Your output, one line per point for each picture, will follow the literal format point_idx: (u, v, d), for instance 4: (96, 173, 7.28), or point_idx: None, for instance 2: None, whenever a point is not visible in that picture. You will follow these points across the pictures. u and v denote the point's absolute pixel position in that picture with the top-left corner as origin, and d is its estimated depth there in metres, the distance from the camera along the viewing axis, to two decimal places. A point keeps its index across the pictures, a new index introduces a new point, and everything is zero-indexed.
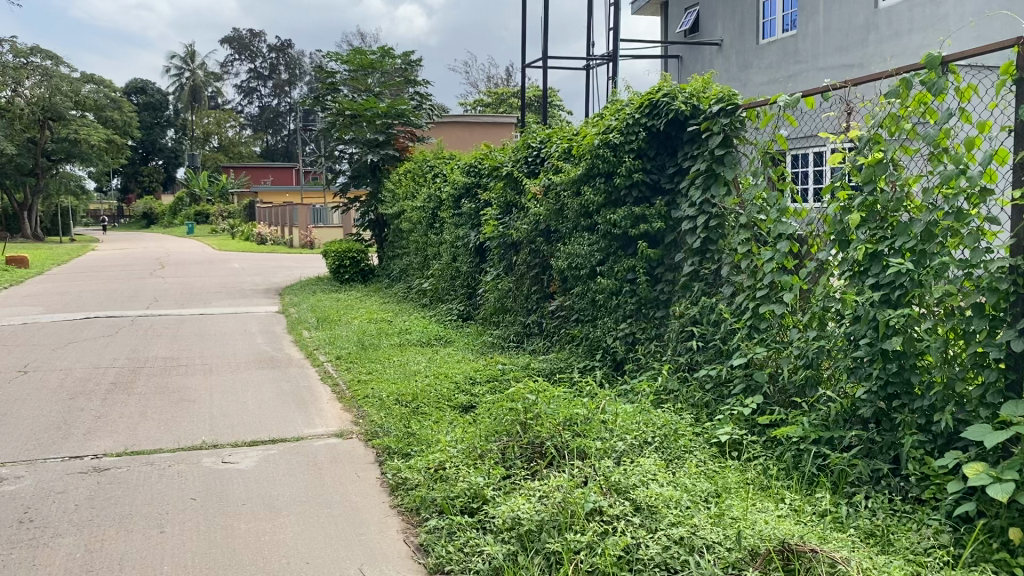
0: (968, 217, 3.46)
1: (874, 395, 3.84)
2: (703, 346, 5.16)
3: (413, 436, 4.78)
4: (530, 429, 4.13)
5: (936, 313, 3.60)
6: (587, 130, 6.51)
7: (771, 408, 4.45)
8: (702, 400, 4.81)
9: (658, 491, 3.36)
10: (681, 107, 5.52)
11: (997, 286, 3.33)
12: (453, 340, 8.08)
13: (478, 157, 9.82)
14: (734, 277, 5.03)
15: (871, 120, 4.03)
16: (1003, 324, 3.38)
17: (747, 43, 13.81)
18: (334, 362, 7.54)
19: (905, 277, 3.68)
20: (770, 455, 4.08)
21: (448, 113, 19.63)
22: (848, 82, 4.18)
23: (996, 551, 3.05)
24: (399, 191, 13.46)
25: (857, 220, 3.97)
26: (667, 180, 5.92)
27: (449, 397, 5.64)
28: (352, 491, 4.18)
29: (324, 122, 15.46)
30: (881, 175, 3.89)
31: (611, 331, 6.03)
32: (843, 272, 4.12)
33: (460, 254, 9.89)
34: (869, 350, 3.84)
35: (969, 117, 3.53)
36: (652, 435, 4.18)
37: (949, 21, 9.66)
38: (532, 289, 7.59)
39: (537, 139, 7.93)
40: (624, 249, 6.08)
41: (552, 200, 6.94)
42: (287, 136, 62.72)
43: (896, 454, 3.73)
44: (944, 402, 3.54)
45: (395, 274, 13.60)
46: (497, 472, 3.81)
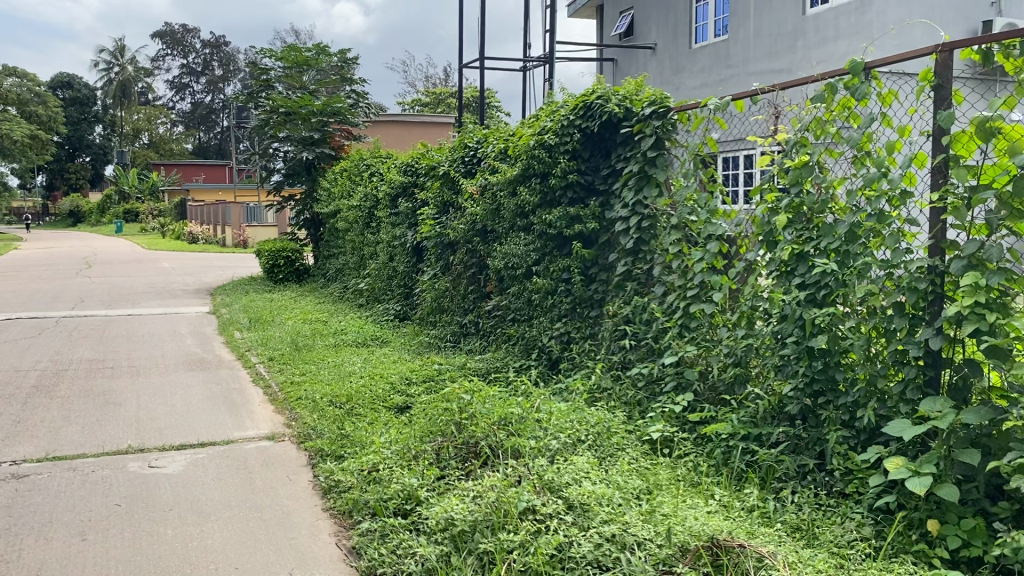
0: (889, 218, 3.57)
1: (800, 392, 3.94)
2: (636, 345, 5.21)
3: (346, 438, 4.73)
4: (464, 429, 4.12)
5: (859, 312, 3.71)
6: (523, 130, 6.53)
7: (702, 406, 4.52)
8: (635, 398, 4.86)
9: (591, 488, 3.38)
10: (615, 109, 5.57)
11: (916, 286, 3.44)
12: (388, 341, 8.02)
13: (414, 156, 9.78)
14: (666, 276, 5.10)
15: (797, 123, 4.14)
16: (922, 323, 3.48)
17: (680, 47, 14.02)
18: (266, 364, 7.42)
19: (830, 277, 3.80)
20: (701, 451, 4.15)
21: (385, 112, 19.50)
22: (775, 86, 4.28)
23: (915, 542, 3.15)
24: (334, 190, 13.32)
25: (784, 221, 4.07)
26: (601, 182, 5.98)
27: (384, 398, 5.59)
28: (283, 495, 4.12)
29: (258, 119, 15.21)
30: (807, 178, 4.00)
31: (547, 331, 6.05)
32: (770, 271, 4.23)
33: (397, 254, 9.83)
34: (796, 348, 3.94)
35: (890, 122, 3.65)
36: (585, 433, 4.21)
37: (872, 29, 9.96)
38: (469, 288, 7.58)
39: (473, 139, 7.92)
40: (559, 249, 6.12)
41: (488, 199, 6.94)
42: (220, 134, 61.49)
43: (821, 449, 3.83)
44: (867, 398, 3.65)
45: (330, 274, 13.44)
46: (431, 473, 3.79)
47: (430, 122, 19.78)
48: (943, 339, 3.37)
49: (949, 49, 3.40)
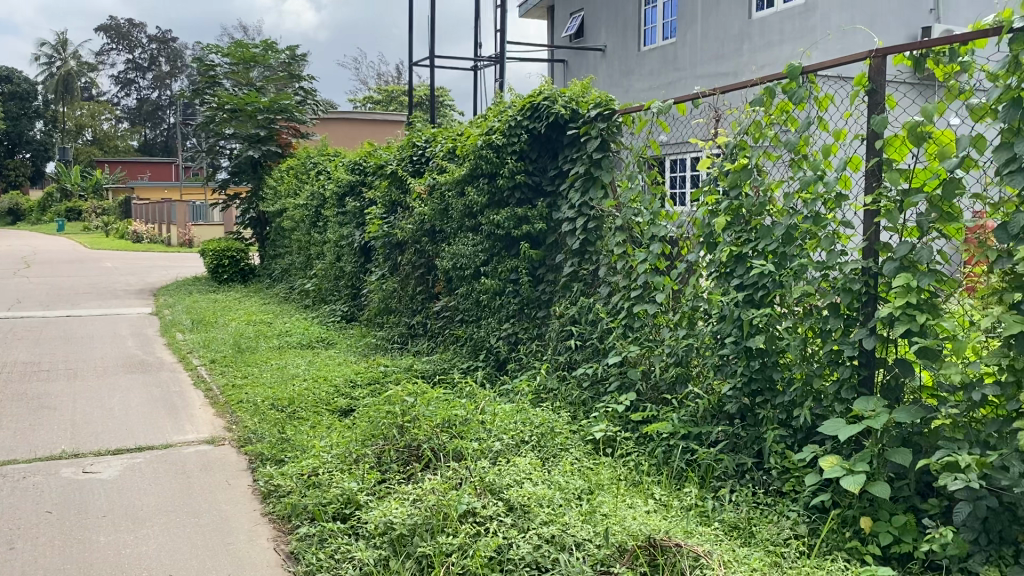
0: (824, 221, 3.64)
1: (739, 391, 3.99)
2: (581, 345, 5.23)
3: (288, 441, 4.66)
4: (407, 432, 4.09)
5: (796, 312, 3.78)
6: (471, 131, 6.51)
7: (644, 405, 4.54)
8: (580, 398, 4.87)
9: (532, 490, 3.38)
10: (561, 111, 5.58)
11: (850, 287, 3.51)
12: (335, 342, 7.93)
13: (362, 155, 9.70)
14: (610, 277, 5.13)
15: (737, 127, 4.20)
16: (856, 324, 3.55)
17: (629, 49, 14.13)
18: (209, 366, 7.28)
19: (767, 278, 3.86)
20: (643, 451, 4.17)
21: (334, 110, 19.32)
22: (716, 90, 4.34)
23: (848, 539, 3.21)
24: (281, 189, 13.15)
25: (723, 223, 4.13)
26: (548, 183, 5.99)
27: (328, 400, 5.53)
28: (222, 500, 4.04)
29: (203, 116, 14.95)
30: (745, 181, 4.06)
31: (494, 332, 6.04)
32: (710, 273, 4.28)
33: (344, 253, 9.73)
34: (734, 348, 4.00)
35: (826, 126, 3.72)
36: (529, 434, 4.20)
37: (816, 33, 10.13)
38: (416, 289, 7.53)
39: (421, 139, 7.87)
40: (506, 250, 6.11)
41: (435, 200, 6.91)
42: (166, 131, 60.34)
43: (759, 448, 3.88)
44: (803, 397, 3.71)
45: (277, 273, 13.27)
46: (372, 476, 3.75)
47: (380, 120, 19.65)
48: (876, 339, 3.44)
49: (883, 55, 3.46)
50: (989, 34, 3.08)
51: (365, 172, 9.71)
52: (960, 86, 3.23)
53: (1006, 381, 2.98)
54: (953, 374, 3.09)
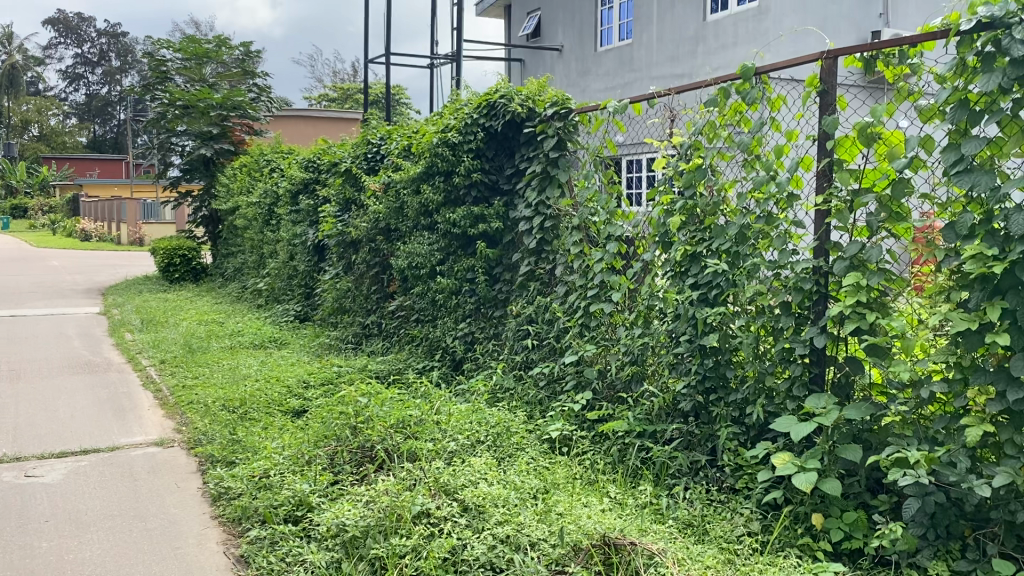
0: (777, 220, 3.67)
1: (693, 389, 4.01)
2: (538, 345, 5.21)
3: (239, 443, 4.58)
4: (361, 433, 4.04)
5: (749, 311, 3.81)
6: (426, 129, 6.47)
7: (599, 404, 4.54)
8: (536, 398, 4.86)
9: (486, 490, 3.35)
10: (517, 109, 5.56)
11: (801, 285, 3.55)
12: (288, 342, 7.82)
13: (317, 153, 9.60)
14: (567, 276, 5.12)
15: (692, 127, 4.23)
16: (808, 322, 3.59)
17: (586, 49, 14.18)
18: (158, 367, 7.13)
19: (721, 277, 3.90)
20: (598, 450, 4.16)
21: (289, 107, 19.11)
22: (670, 90, 4.36)
23: (800, 536, 3.24)
24: (234, 187, 12.95)
25: (678, 222, 4.16)
26: (505, 181, 5.97)
27: (280, 402, 5.44)
28: (170, 503, 3.95)
29: (154, 112, 14.67)
30: (700, 181, 4.08)
31: (450, 331, 6.00)
32: (665, 272, 4.30)
33: (297, 252, 9.62)
34: (688, 346, 4.03)
35: (778, 126, 3.75)
36: (484, 434, 4.18)
37: (768, 36, 10.26)
38: (372, 288, 7.46)
39: (376, 137, 7.81)
40: (463, 249, 6.08)
41: (391, 198, 6.85)
42: (115, 127, 59.12)
43: (713, 446, 3.90)
44: (756, 395, 3.74)
45: (229, 272, 13.06)
46: (324, 478, 3.69)
47: (335, 118, 19.48)
48: (826, 337, 3.47)
49: (834, 56, 3.50)
50: (937, 37, 3.13)
51: (320, 170, 9.61)
52: (909, 88, 3.28)
53: (953, 378, 3.03)
54: (902, 371, 3.13)
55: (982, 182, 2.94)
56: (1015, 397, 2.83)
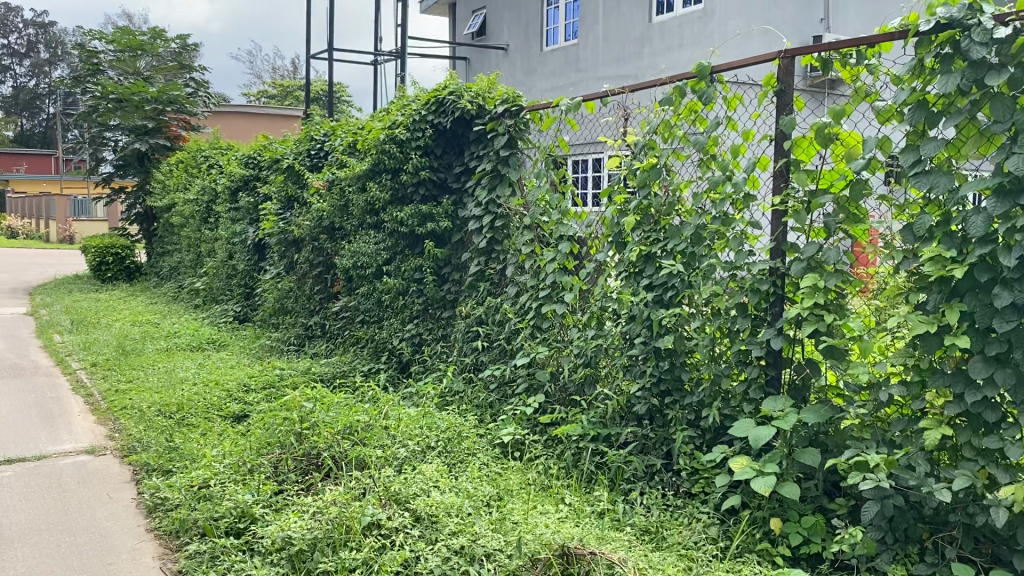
0: (733, 221, 3.64)
1: (648, 392, 3.95)
2: (488, 346, 5.11)
3: (176, 450, 4.37)
4: (306, 440, 3.88)
5: (704, 313, 3.76)
6: (372, 125, 6.32)
7: (552, 408, 4.45)
8: (486, 401, 4.74)
9: (439, 498, 3.23)
10: (467, 106, 5.44)
11: (758, 287, 3.50)
12: (227, 344, 7.57)
13: (257, 149, 9.36)
14: (518, 277, 5.03)
15: (646, 126, 4.18)
16: (764, 323, 3.55)
17: (532, 49, 14.12)
18: (88, 371, 6.82)
19: (676, 278, 3.84)
20: (551, 454, 4.07)
21: (227, 102, 18.66)
22: (624, 88, 4.30)
23: (759, 541, 3.19)
24: (169, 183, 12.57)
25: (632, 222, 4.10)
26: (454, 180, 5.85)
27: (220, 406, 5.23)
28: (101, 516, 3.73)
29: (85, 105, 14.16)
30: (654, 180, 4.03)
31: (397, 333, 5.85)
32: (619, 272, 4.23)
33: (237, 251, 9.34)
34: (643, 349, 3.96)
35: (734, 126, 3.71)
36: (435, 439, 4.06)
37: (714, 39, 10.32)
38: (315, 289, 7.26)
39: (319, 133, 7.62)
40: (411, 248, 5.94)
41: (335, 195, 6.67)
42: (44, 121, 57.18)
43: (668, 449, 3.85)
44: (712, 398, 3.69)
45: (165, 271, 12.66)
46: (268, 487, 3.53)
47: (275, 115, 19.07)
48: (783, 339, 3.44)
49: (791, 56, 3.46)
50: (895, 37, 3.11)
51: (260, 166, 9.36)
52: (867, 89, 3.26)
53: (910, 380, 3.02)
54: (861, 374, 3.11)
55: (941, 184, 2.93)
56: (974, 400, 2.82)
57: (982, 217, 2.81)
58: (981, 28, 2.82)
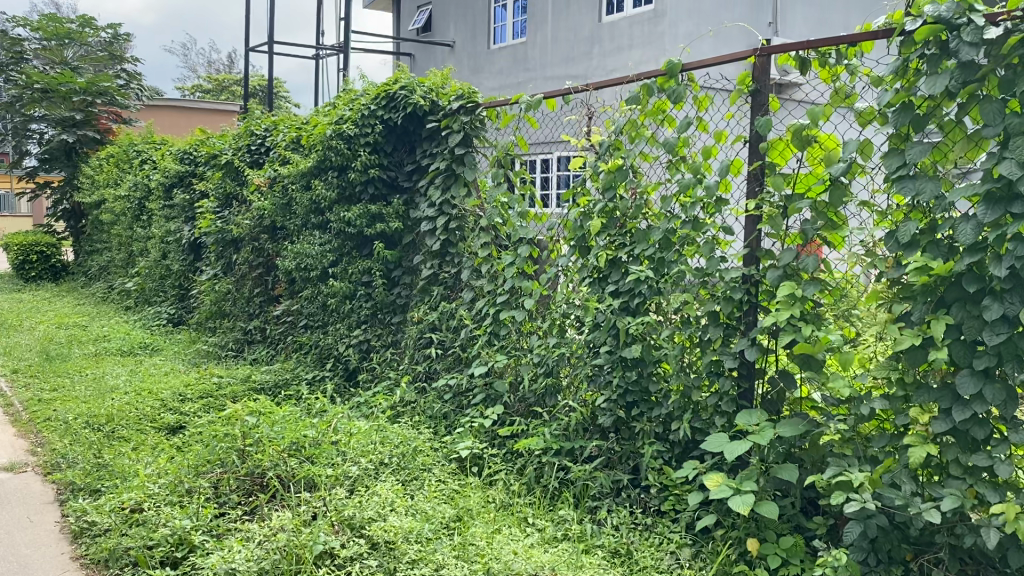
0: (704, 226, 3.47)
1: (614, 403, 3.77)
2: (442, 354, 4.89)
3: (104, 468, 4.04)
4: (249, 458, 3.60)
5: (674, 321, 3.59)
6: (318, 119, 6.04)
7: (511, 419, 4.25)
8: (441, 411, 4.52)
9: (397, 522, 3.00)
10: (420, 101, 5.20)
11: (732, 295, 3.34)
12: (160, 349, 7.18)
13: (194, 143, 8.98)
14: (474, 281, 4.82)
15: (611, 126, 4.00)
16: (737, 333, 3.40)
17: (478, 46, 13.91)
18: (8, 377, 6.37)
19: (644, 284, 3.68)
20: (511, 469, 3.87)
21: (160, 96, 18.00)
22: (589, 86, 4.11)
23: (736, 563, 3.04)
24: (99, 178, 12.02)
25: (597, 226, 3.92)
26: (404, 179, 5.60)
27: (153, 418, 4.90)
28: (21, 543, 3.38)
29: (7, 95, 13.46)
30: (621, 182, 3.86)
31: (344, 338, 5.58)
32: (583, 278, 4.06)
33: (171, 250, 8.93)
34: (609, 358, 3.78)
35: (705, 127, 3.55)
36: (388, 456, 3.81)
37: (664, 40, 10.25)
38: (254, 291, 6.93)
39: (260, 128, 7.29)
40: (358, 249, 5.67)
41: (278, 193, 6.36)
42: None
43: (635, 464, 3.68)
44: (682, 410, 3.53)
45: (93, 271, 12.08)
46: (208, 511, 3.24)
47: (212, 110, 18.45)
48: (758, 350, 3.28)
49: (767, 54, 3.31)
50: (877, 36, 2.99)
51: (197, 162, 8.96)
52: (846, 90, 3.14)
53: (893, 394, 2.89)
54: (842, 388, 2.97)
55: (928, 190, 2.81)
56: (962, 416, 2.70)
57: (971, 226, 2.69)
58: (972, 27, 2.70)
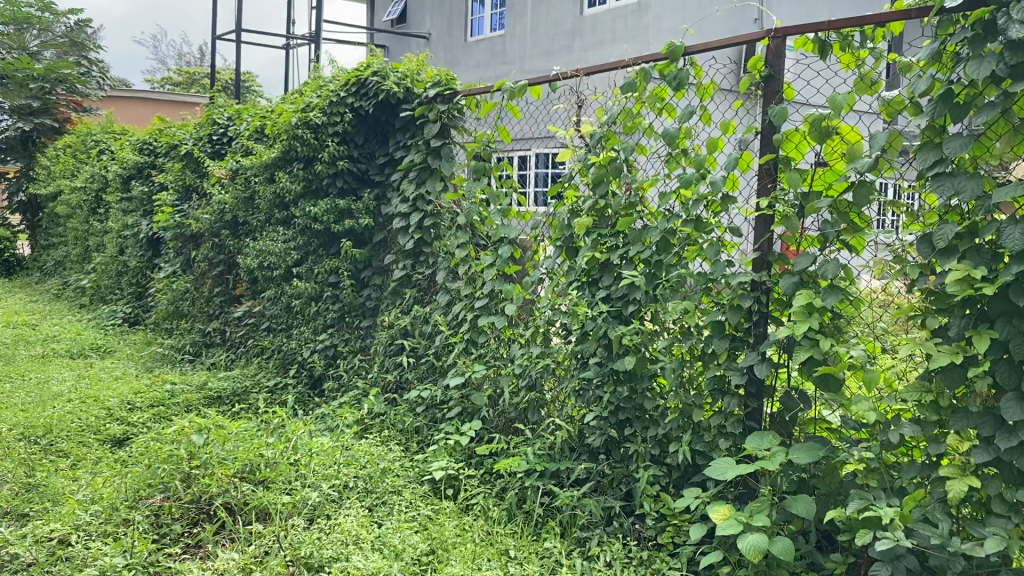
0: (708, 226, 3.13)
1: (604, 422, 3.41)
2: (415, 362, 4.52)
3: (35, 489, 3.60)
4: (195, 483, 3.20)
5: (672, 332, 3.25)
6: (283, 107, 5.64)
7: (490, 436, 3.88)
8: (412, 426, 4.13)
9: (360, 562, 2.73)
10: (393, 88, 4.82)
11: (740, 304, 2.99)
12: (113, 352, 6.71)
13: (153, 133, 8.53)
14: (450, 283, 4.46)
15: (603, 115, 3.64)
16: (745, 346, 3.05)
17: (454, 39, 13.54)
18: None
19: (639, 290, 3.33)
20: (490, 491, 3.50)
21: (122, 85, 17.41)
22: (579, 72, 3.76)
23: None
24: (55, 169, 11.49)
25: (587, 224, 3.57)
26: (376, 172, 5.21)
27: (96, 430, 4.47)
28: None
29: None
30: (614, 176, 3.51)
31: (308, 344, 5.18)
32: (569, 282, 3.70)
33: (128, 246, 8.47)
34: (599, 371, 3.44)
35: (709, 117, 3.20)
36: (354, 479, 3.43)
37: (648, 34, 9.93)
38: (214, 290, 6.50)
39: (222, 116, 6.85)
40: (325, 247, 5.28)
41: (240, 186, 5.94)
42: None
43: (628, 489, 3.33)
44: (680, 431, 3.19)
45: (49, 266, 11.53)
46: (144, 546, 2.83)
47: (177, 101, 17.80)
48: (768, 365, 2.94)
49: (782, 36, 2.96)
50: (910, 17, 2.67)
51: (156, 153, 8.50)
52: (871, 77, 2.81)
53: (926, 419, 2.56)
54: (867, 411, 2.63)
55: (968, 189, 2.47)
56: (1008, 445, 2.37)
57: (1021, 230, 2.36)
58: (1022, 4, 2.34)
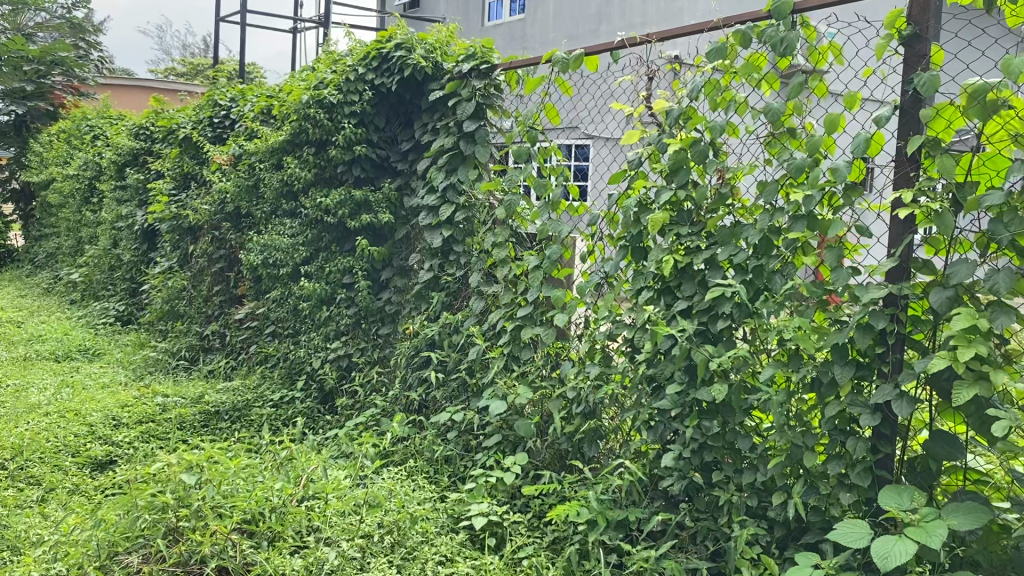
0: (827, 225, 2.49)
1: (686, 463, 2.80)
2: (443, 379, 3.91)
3: None
4: (183, 539, 2.58)
5: (774, 355, 2.62)
6: (292, 84, 5.03)
7: (538, 471, 3.27)
8: (443, 455, 3.52)
9: None
10: (421, 62, 4.21)
11: (873, 324, 2.36)
12: (102, 356, 6.08)
13: (150, 117, 7.93)
14: (485, 288, 3.85)
15: (681, 87, 3.00)
16: (874, 376, 2.42)
17: (472, 24, 12.90)
18: None
19: (730, 304, 2.70)
20: (543, 543, 2.89)
21: (121, 70, 16.78)
22: (651, 37, 3.12)
23: None
24: (48, 155, 10.87)
25: (663, 220, 2.92)
26: (399, 159, 4.59)
27: (75, 452, 3.85)
28: None
29: None
30: (696, 163, 2.86)
31: (318, 352, 4.56)
32: (636, 290, 3.07)
33: (122, 238, 7.86)
34: (677, 402, 2.82)
35: (825, 88, 2.57)
36: (376, 525, 2.81)
37: (681, 16, 9.31)
38: (213, 289, 5.89)
39: (225, 97, 6.25)
40: (339, 244, 4.66)
41: (242, 173, 5.33)
42: None
43: (716, 547, 2.71)
44: (786, 480, 2.57)
45: (40, 259, 10.91)
46: None
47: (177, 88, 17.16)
48: (909, 402, 2.31)
49: None
50: None
51: (153, 138, 7.88)
52: None
53: None
54: None
55: None
56: None
57: None
58: None
